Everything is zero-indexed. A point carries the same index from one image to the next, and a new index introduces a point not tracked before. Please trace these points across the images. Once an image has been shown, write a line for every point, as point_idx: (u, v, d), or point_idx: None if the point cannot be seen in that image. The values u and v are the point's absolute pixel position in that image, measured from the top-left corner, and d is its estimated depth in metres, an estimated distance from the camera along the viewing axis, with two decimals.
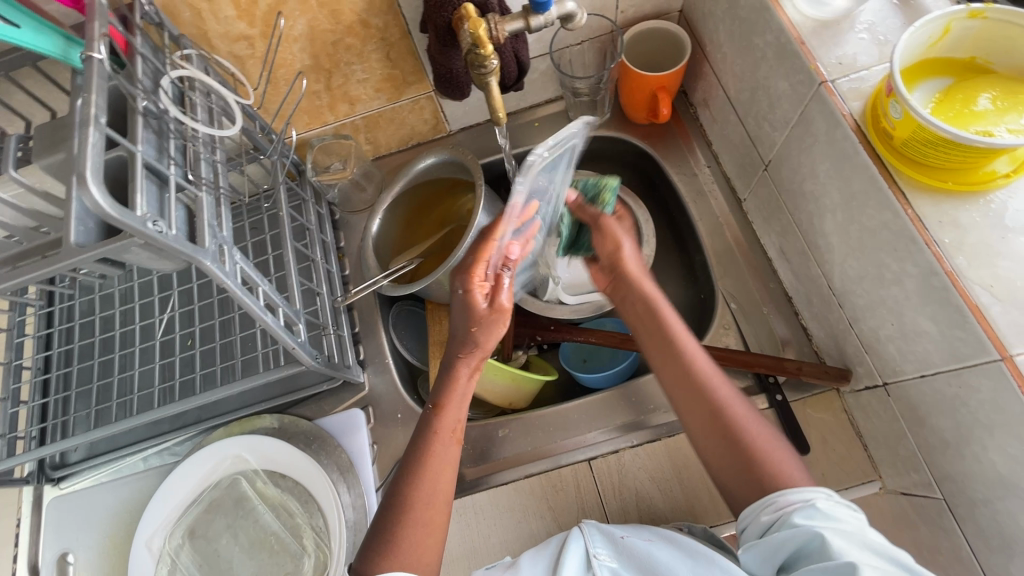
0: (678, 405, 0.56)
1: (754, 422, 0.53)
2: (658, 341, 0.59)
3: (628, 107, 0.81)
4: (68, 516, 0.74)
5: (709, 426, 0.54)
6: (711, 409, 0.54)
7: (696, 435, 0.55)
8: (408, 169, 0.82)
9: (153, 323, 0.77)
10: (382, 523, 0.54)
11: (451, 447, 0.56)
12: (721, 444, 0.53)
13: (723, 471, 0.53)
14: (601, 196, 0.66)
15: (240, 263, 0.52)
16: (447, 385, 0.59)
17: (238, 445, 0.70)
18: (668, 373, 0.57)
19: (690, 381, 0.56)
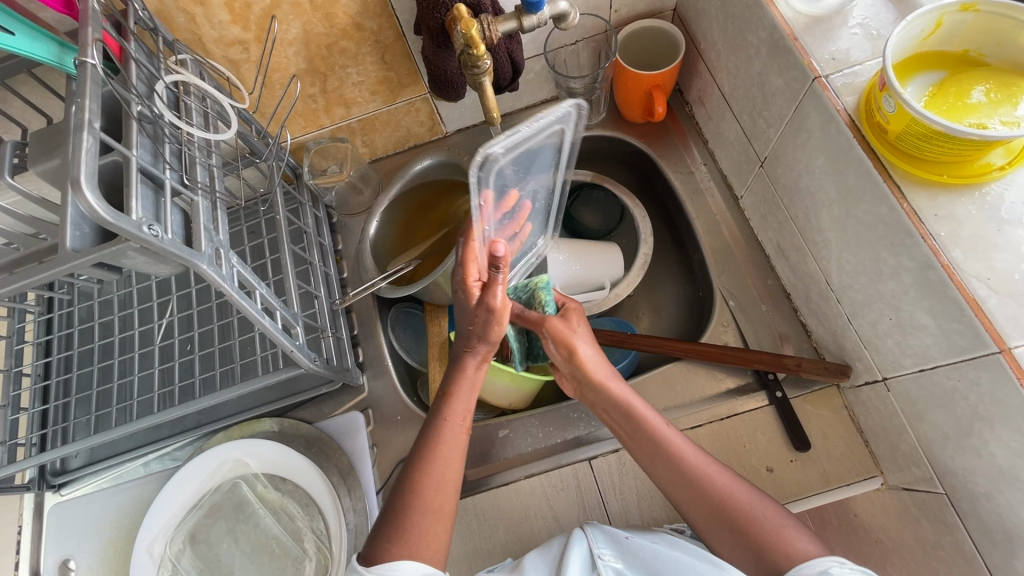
0: (667, 485, 0.56)
1: (756, 502, 0.53)
2: (642, 440, 0.57)
3: (623, 106, 0.82)
4: (71, 522, 0.74)
5: (712, 518, 0.53)
6: (710, 499, 0.53)
7: (701, 529, 0.54)
8: (405, 171, 0.82)
9: (152, 328, 0.77)
10: (393, 510, 0.54)
11: (461, 437, 0.58)
12: (729, 538, 0.52)
13: (738, 563, 0.52)
14: (540, 299, 0.68)
15: (237, 266, 0.52)
16: (455, 375, 0.61)
17: (238, 449, 0.70)
18: (659, 475, 0.56)
19: (681, 477, 0.55)
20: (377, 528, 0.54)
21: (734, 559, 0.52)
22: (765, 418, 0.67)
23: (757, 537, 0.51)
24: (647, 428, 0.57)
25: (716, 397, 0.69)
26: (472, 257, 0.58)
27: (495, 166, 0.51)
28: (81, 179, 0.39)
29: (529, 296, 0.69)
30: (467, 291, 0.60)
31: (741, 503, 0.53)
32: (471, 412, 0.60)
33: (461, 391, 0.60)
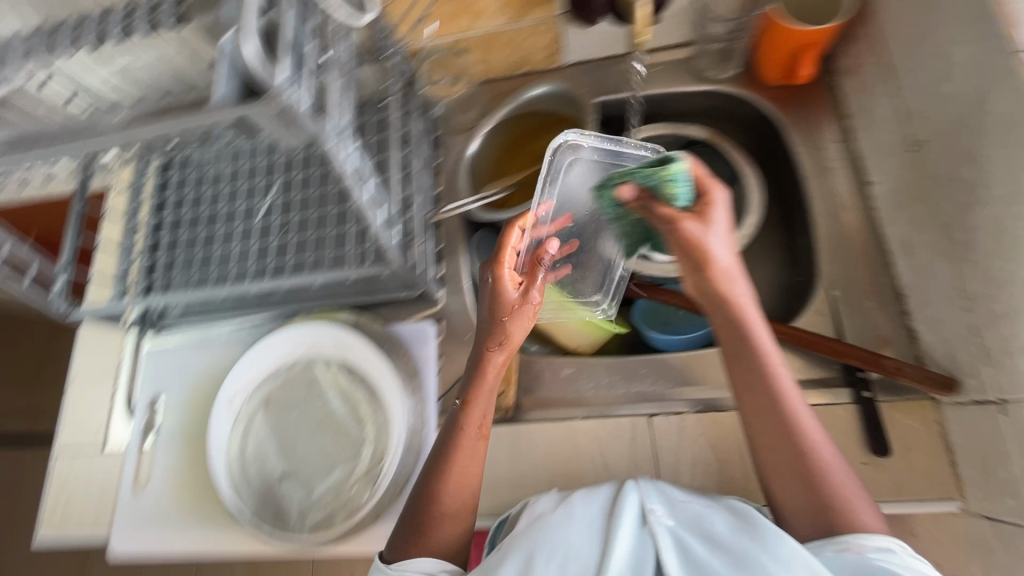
0: (757, 432, 0.53)
1: (837, 461, 0.50)
2: (747, 363, 0.53)
3: (763, 65, 0.74)
4: (163, 365, 0.81)
5: (783, 459, 0.51)
6: (792, 441, 0.51)
7: (764, 461, 0.52)
8: (517, 95, 0.81)
9: (256, 206, 0.81)
10: (414, 511, 0.58)
11: (478, 445, 0.60)
12: (793, 483, 0.50)
13: (789, 507, 0.50)
14: (667, 188, 0.54)
15: (355, 153, 0.53)
16: (479, 375, 0.61)
17: (319, 332, 0.74)
18: (749, 399, 0.53)
19: (773, 411, 0.52)
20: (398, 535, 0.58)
21: (787, 501, 0.51)
22: (845, 415, 0.63)
23: (825, 489, 0.49)
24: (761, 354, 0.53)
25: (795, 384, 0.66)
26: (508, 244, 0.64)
27: (577, 162, 0.68)
28: None
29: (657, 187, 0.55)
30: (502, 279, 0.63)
31: (821, 455, 0.50)
32: (488, 417, 0.60)
33: (479, 392, 0.60)
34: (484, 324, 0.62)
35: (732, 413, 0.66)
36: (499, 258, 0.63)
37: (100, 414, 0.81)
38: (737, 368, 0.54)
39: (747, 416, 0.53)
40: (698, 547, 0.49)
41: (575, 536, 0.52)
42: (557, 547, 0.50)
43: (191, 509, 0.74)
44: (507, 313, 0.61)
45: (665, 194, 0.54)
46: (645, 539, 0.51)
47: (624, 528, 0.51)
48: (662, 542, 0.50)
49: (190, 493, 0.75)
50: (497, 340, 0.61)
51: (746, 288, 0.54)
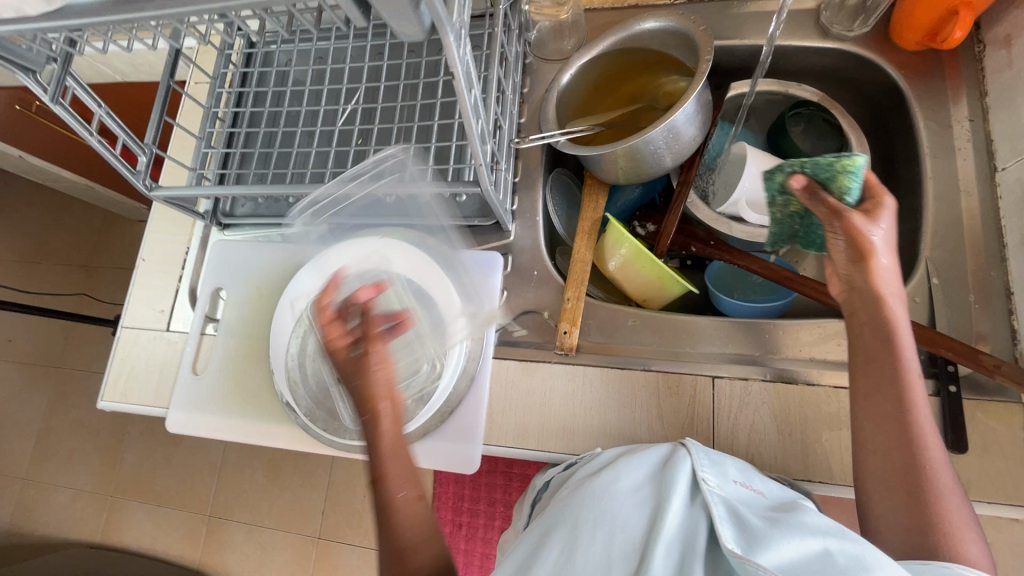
0: (867, 434, 0.49)
1: (954, 491, 0.45)
2: (878, 366, 0.49)
3: (903, 25, 0.68)
4: (227, 258, 0.82)
5: (886, 470, 0.47)
6: (906, 456, 0.46)
7: (865, 468, 0.48)
8: (625, 25, 0.73)
9: (337, 111, 0.79)
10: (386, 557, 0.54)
11: (384, 490, 0.55)
12: (891, 497, 0.46)
13: (881, 521, 0.46)
14: (839, 181, 0.53)
15: (468, 56, 0.50)
16: (378, 454, 0.56)
17: (388, 247, 0.73)
18: (867, 402, 0.49)
19: (894, 421, 0.47)
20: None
21: (880, 515, 0.46)
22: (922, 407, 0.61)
23: (931, 514, 0.44)
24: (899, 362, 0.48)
25: None
26: (326, 317, 0.60)
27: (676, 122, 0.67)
28: None
29: (828, 178, 0.54)
30: (334, 340, 0.60)
31: (937, 480, 0.45)
32: (410, 474, 0.56)
33: (386, 460, 0.55)
34: (357, 394, 0.57)
35: (801, 386, 0.64)
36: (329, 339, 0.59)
37: (166, 296, 0.84)
38: (864, 364, 0.50)
39: (861, 414, 0.50)
40: (762, 524, 0.42)
41: (617, 505, 0.45)
42: (600, 518, 0.44)
43: (245, 398, 0.76)
44: (353, 379, 0.58)
45: (836, 186, 0.54)
46: (699, 510, 0.45)
47: (675, 495, 0.45)
48: (718, 511, 0.44)
49: (246, 383, 0.77)
50: (368, 397, 0.57)
51: (899, 290, 0.50)
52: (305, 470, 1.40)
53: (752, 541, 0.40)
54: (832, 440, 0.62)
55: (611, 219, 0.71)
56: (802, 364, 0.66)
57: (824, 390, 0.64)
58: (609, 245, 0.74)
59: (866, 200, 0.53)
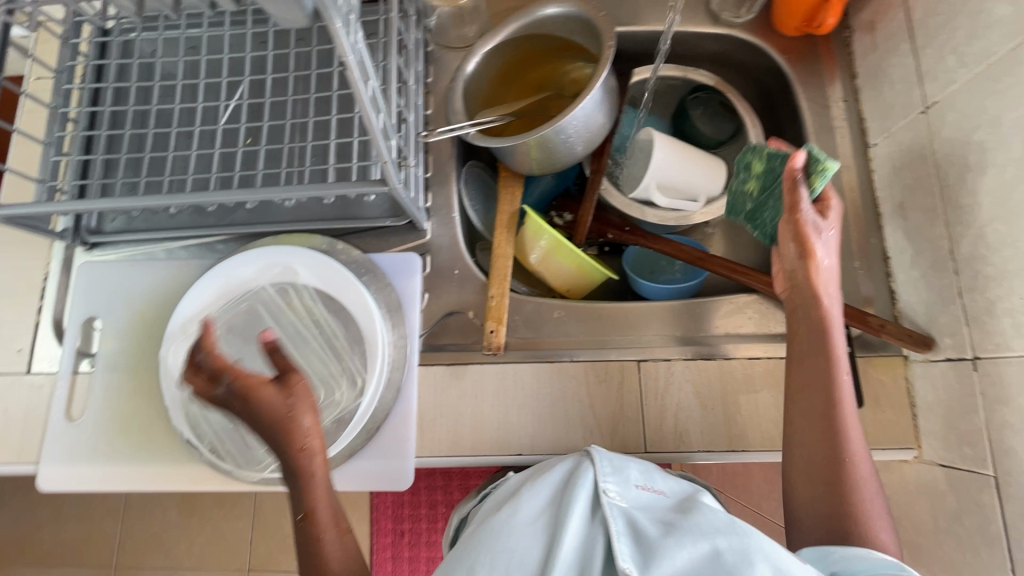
0: (798, 431, 0.53)
1: (871, 482, 0.50)
2: (813, 368, 0.53)
3: (782, 11, 0.72)
4: (98, 283, 0.71)
5: (812, 465, 0.51)
6: (833, 453, 0.50)
7: (794, 463, 0.52)
8: (526, 12, 0.71)
9: (218, 107, 0.71)
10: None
11: (307, 522, 0.54)
12: (817, 489, 0.50)
13: (803, 512, 0.51)
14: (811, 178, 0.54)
15: (361, 43, 0.46)
16: (298, 481, 0.55)
17: (293, 256, 0.66)
18: (801, 401, 0.53)
19: (823, 419, 0.52)
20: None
21: (804, 504, 0.51)
22: None
23: (849, 502, 0.49)
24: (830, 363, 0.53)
25: (779, 337, 0.68)
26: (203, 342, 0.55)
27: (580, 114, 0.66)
28: None
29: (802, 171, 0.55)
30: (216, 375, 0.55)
31: (856, 472, 0.50)
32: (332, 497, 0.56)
33: (306, 489, 0.55)
34: (271, 433, 0.55)
35: (719, 361, 0.67)
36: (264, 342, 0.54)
37: (23, 333, 0.71)
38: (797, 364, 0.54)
39: (792, 412, 0.54)
40: (658, 536, 0.45)
41: (517, 537, 0.47)
42: (498, 554, 0.45)
43: (137, 441, 0.67)
44: (270, 411, 0.54)
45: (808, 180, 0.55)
46: (599, 525, 0.47)
47: (574, 517, 0.47)
48: (616, 526, 0.46)
49: (135, 425, 0.67)
50: (288, 428, 0.54)
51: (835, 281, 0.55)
52: (224, 502, 1.28)
53: (650, 559, 0.43)
54: (750, 409, 0.65)
55: (529, 210, 0.70)
56: (719, 340, 0.69)
57: (740, 362, 0.67)
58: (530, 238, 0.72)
59: (815, 199, 0.57)
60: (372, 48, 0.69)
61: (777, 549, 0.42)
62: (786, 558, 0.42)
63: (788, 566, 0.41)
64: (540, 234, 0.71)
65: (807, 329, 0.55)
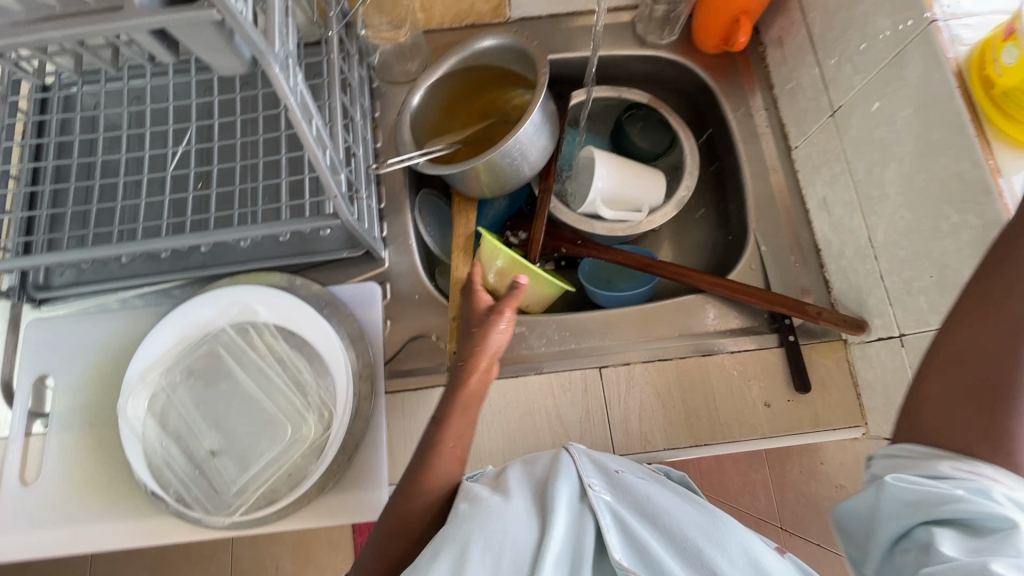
0: (957, 343, 0.44)
1: None
2: (1004, 277, 0.43)
3: (700, 32, 0.78)
4: (49, 339, 0.70)
5: (964, 373, 0.43)
6: (999, 375, 0.42)
7: (935, 356, 0.45)
8: (464, 47, 0.75)
9: (165, 154, 0.71)
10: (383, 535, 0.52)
11: (435, 431, 0.56)
12: (955, 396, 0.43)
13: (929, 423, 0.45)
14: None
15: (301, 86, 0.48)
16: (455, 401, 0.57)
17: (250, 294, 0.67)
18: (968, 305, 0.44)
19: (993, 332, 0.42)
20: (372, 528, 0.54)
21: (931, 411, 0.45)
22: (772, 359, 0.70)
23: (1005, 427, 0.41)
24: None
25: (729, 333, 0.72)
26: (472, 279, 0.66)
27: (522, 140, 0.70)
28: None
29: None
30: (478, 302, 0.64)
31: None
32: (462, 439, 0.56)
33: (450, 411, 0.56)
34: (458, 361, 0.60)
35: (675, 360, 0.70)
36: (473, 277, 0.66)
37: None
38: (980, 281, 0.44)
39: (954, 321, 0.45)
40: (643, 529, 0.51)
41: (509, 521, 0.49)
42: (490, 535, 0.48)
43: (97, 498, 0.65)
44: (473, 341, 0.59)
45: None
46: (588, 514, 0.52)
47: (563, 508, 0.52)
48: (606, 520, 0.52)
49: (95, 483, 0.65)
50: (480, 355, 0.59)
51: None
52: (198, 558, 1.22)
53: (637, 552, 0.50)
54: (709, 404, 0.68)
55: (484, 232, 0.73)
56: (673, 340, 0.72)
57: (696, 359, 0.70)
58: (486, 257, 0.74)
59: None
60: (317, 88, 0.72)
61: (750, 538, 0.51)
62: (755, 543, 0.51)
63: (760, 554, 0.49)
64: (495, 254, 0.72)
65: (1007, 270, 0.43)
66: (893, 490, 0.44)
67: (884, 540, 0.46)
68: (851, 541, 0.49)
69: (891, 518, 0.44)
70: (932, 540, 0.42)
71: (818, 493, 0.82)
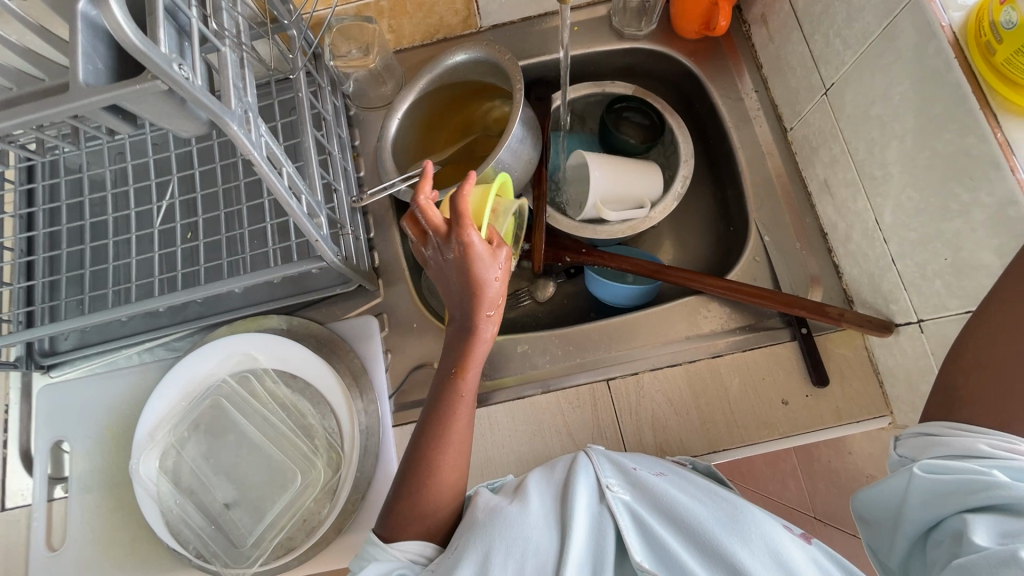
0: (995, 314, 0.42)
1: None
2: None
3: (679, 18, 0.75)
4: (61, 405, 0.71)
5: (1007, 343, 0.41)
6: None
7: (980, 321, 0.43)
8: (433, 64, 0.73)
9: (150, 210, 0.71)
10: (409, 488, 0.52)
11: (457, 383, 0.55)
12: (997, 369, 0.40)
13: (960, 396, 0.42)
14: None
15: (266, 136, 0.47)
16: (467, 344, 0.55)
17: (248, 342, 0.66)
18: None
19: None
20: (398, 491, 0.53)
21: (965, 386, 0.42)
22: (785, 353, 0.67)
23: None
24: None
25: (738, 330, 0.70)
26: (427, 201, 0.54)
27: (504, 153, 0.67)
28: None
29: None
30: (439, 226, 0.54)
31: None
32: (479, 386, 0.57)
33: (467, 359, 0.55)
34: (462, 302, 0.55)
35: (685, 366, 0.68)
36: (424, 176, 0.56)
37: None
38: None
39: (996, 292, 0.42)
40: (663, 529, 0.49)
41: (531, 528, 0.48)
42: (510, 540, 0.47)
43: (122, 556, 0.65)
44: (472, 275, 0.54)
45: None
46: (607, 517, 0.51)
47: (581, 514, 0.50)
48: (624, 521, 0.50)
49: (119, 542, 0.66)
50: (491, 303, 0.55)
51: None
52: None
53: (658, 552, 0.48)
54: (724, 409, 0.66)
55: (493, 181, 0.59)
56: (681, 344, 0.70)
57: (704, 361, 0.68)
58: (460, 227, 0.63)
59: None
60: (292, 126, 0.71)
61: (774, 530, 0.48)
62: (780, 536, 0.48)
63: (783, 547, 0.47)
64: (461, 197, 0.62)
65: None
66: (927, 475, 0.41)
67: (911, 532, 0.42)
68: (870, 533, 0.46)
69: (923, 507, 0.41)
70: (964, 529, 0.38)
71: (848, 481, 0.79)
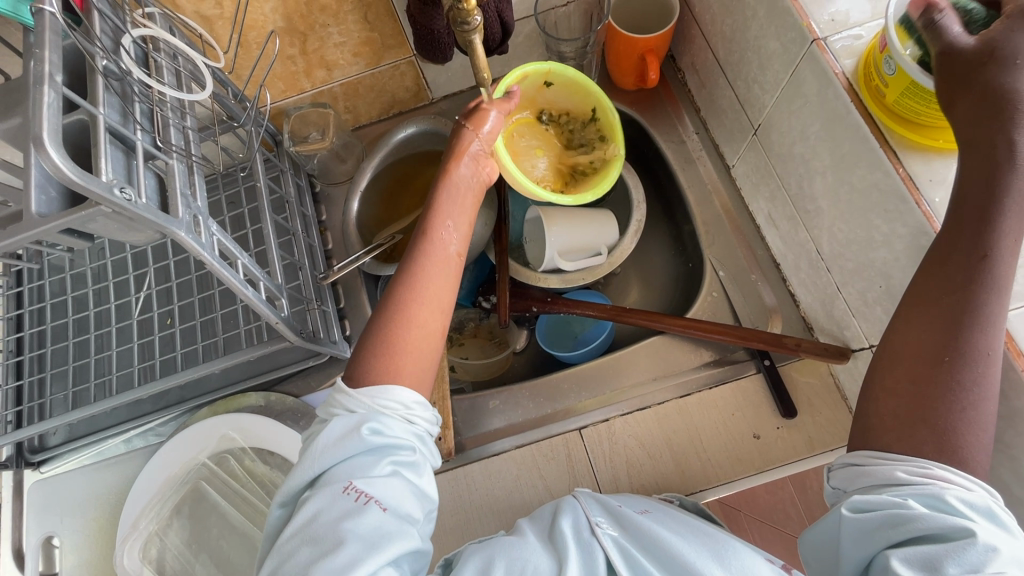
0: (903, 323, 0.43)
1: (984, 403, 0.39)
2: (955, 263, 0.40)
3: (616, 73, 0.79)
4: (53, 501, 0.72)
5: (909, 372, 0.41)
6: (934, 351, 0.41)
7: (889, 353, 0.43)
8: (387, 139, 0.78)
9: (130, 302, 0.75)
10: (380, 319, 0.50)
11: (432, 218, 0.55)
12: (906, 392, 0.41)
13: (878, 417, 0.43)
14: None
15: (218, 234, 0.50)
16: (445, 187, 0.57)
17: (224, 424, 0.68)
18: (917, 292, 0.42)
19: (944, 332, 0.40)
20: (370, 332, 0.50)
21: (878, 411, 0.43)
22: (752, 386, 0.68)
23: (950, 434, 0.39)
24: (968, 288, 0.40)
25: (704, 367, 0.71)
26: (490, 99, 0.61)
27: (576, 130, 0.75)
28: (44, 137, 0.36)
29: None
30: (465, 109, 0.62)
31: (970, 404, 0.39)
32: (460, 230, 0.56)
33: (443, 199, 0.56)
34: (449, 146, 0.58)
35: (654, 408, 0.69)
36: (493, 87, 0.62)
37: None
38: (936, 260, 0.42)
39: (903, 304, 0.43)
40: (647, 561, 0.49)
41: (528, 549, 0.50)
42: (514, 562, 0.49)
43: None
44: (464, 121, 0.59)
45: None
46: (597, 547, 0.50)
47: (573, 545, 0.50)
48: (614, 556, 0.50)
49: None
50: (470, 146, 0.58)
51: None
52: None
53: None
54: (697, 449, 0.66)
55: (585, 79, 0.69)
56: (649, 386, 0.71)
57: (673, 403, 0.69)
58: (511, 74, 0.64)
59: None
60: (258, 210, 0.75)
61: (755, 563, 0.47)
62: (762, 569, 0.47)
63: None
64: (530, 145, 0.74)
65: (964, 61, 0.39)
66: (855, 515, 0.41)
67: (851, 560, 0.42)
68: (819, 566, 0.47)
69: (855, 538, 0.41)
70: (890, 565, 0.38)
71: None
